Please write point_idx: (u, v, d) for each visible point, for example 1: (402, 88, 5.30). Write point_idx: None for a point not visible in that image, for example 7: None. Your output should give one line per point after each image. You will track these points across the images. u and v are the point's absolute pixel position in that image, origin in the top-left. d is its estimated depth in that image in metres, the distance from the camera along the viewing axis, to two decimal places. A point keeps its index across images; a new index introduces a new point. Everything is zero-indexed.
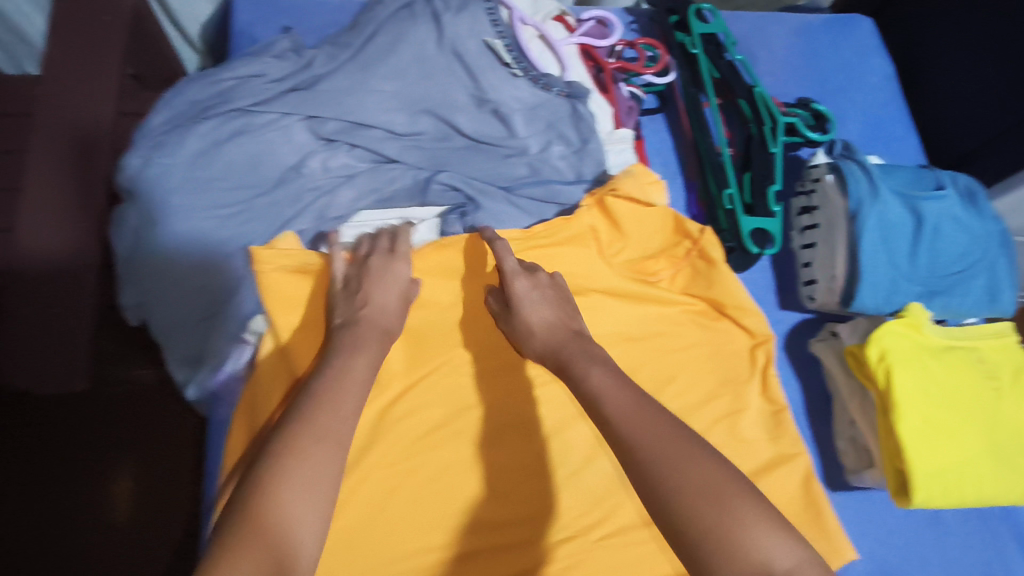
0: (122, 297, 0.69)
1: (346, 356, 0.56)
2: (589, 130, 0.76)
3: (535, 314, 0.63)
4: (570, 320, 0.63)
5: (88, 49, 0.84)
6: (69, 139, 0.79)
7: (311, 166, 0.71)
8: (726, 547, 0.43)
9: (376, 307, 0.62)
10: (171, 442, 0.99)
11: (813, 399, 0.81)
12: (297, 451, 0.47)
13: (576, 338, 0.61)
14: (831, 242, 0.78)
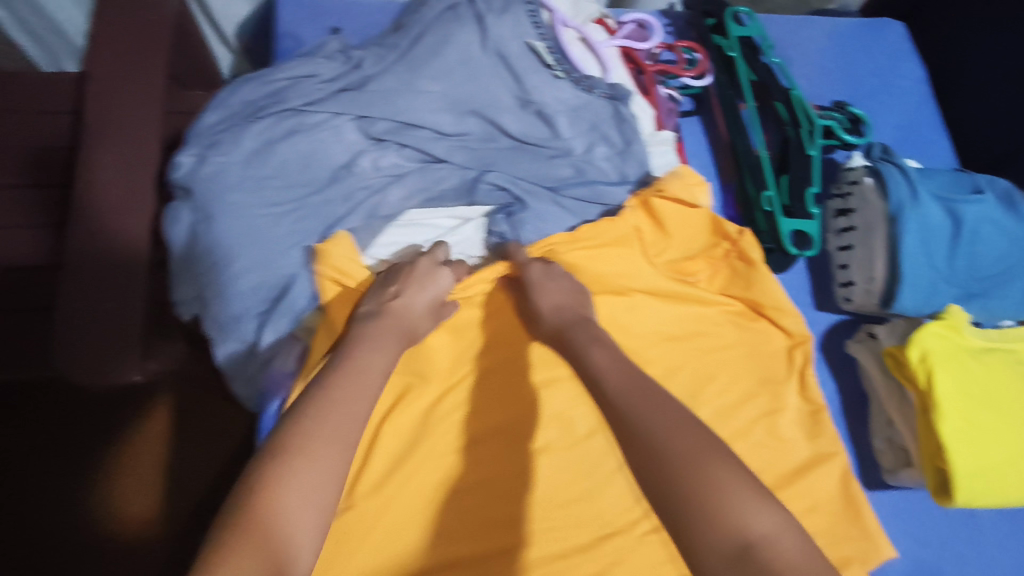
0: (177, 292, 0.71)
1: (366, 351, 0.58)
2: (633, 132, 0.77)
3: (545, 299, 0.68)
4: (581, 306, 0.68)
5: (134, 48, 0.86)
6: (121, 138, 0.81)
7: (362, 165, 0.73)
8: (703, 514, 0.47)
9: (408, 301, 0.64)
10: (186, 443, 1.04)
11: (849, 399, 0.82)
12: (306, 446, 0.49)
13: (583, 322, 0.66)
14: (869, 244, 0.79)
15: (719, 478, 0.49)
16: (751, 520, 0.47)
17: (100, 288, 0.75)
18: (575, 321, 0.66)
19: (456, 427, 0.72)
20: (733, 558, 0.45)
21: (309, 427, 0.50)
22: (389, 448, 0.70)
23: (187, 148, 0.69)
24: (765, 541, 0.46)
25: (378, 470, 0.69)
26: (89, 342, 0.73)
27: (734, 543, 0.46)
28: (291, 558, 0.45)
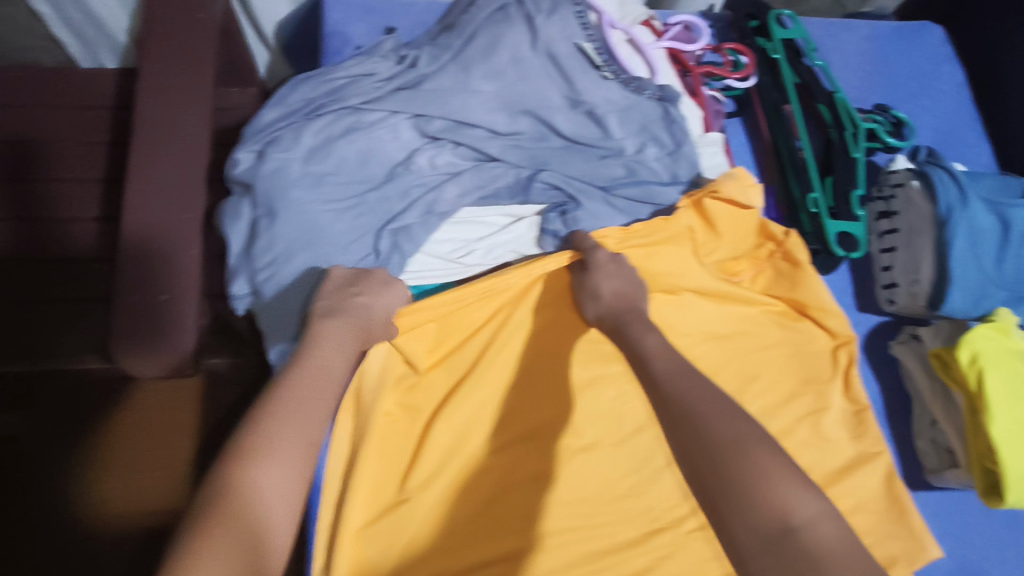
0: (234, 287, 0.70)
1: (324, 351, 0.61)
2: (683, 133, 0.77)
3: (607, 282, 0.71)
4: (637, 294, 0.71)
5: (181, 40, 0.85)
6: (169, 133, 0.80)
7: (418, 162, 0.74)
8: (745, 494, 0.48)
9: (368, 303, 0.66)
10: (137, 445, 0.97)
11: (892, 399, 0.83)
12: (270, 445, 0.52)
13: (636, 312, 0.69)
14: (914, 247, 0.81)
15: (762, 464, 0.50)
16: (795, 506, 0.48)
17: (154, 281, 0.74)
18: (633, 307, 0.69)
19: (506, 423, 0.73)
20: (774, 541, 0.46)
21: (269, 427, 0.53)
22: (441, 444, 0.71)
23: (246, 145, 0.70)
24: (808, 527, 0.47)
25: (430, 465, 0.70)
26: (149, 333, 0.74)
27: (775, 527, 0.47)
28: (264, 549, 0.48)
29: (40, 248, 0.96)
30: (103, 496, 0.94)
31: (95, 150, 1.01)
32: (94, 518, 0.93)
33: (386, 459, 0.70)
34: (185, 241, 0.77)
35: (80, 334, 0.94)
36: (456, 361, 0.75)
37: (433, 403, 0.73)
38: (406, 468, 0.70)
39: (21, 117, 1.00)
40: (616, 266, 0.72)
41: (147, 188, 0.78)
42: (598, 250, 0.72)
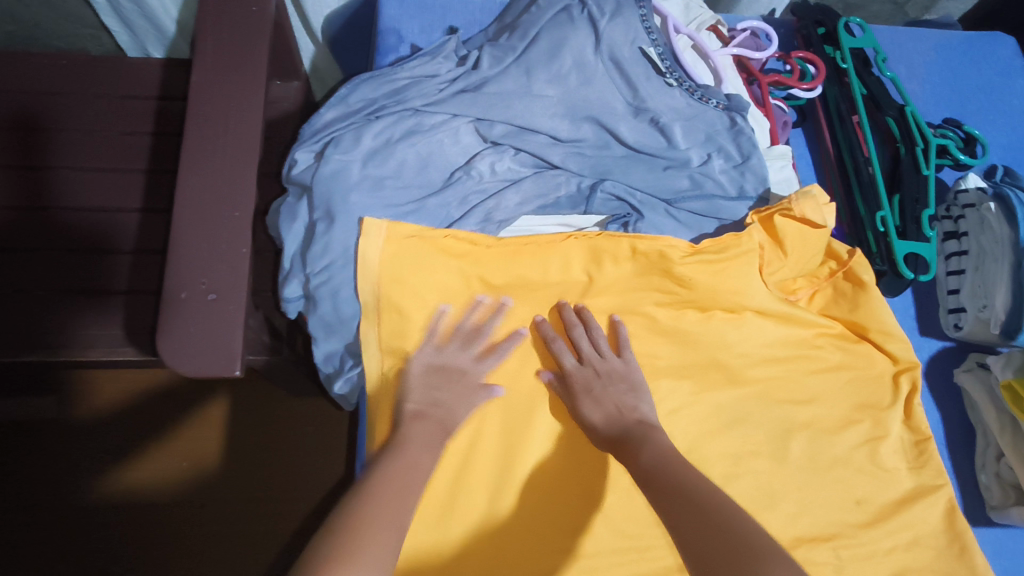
0: (285, 290, 0.68)
1: (417, 448, 0.60)
2: (751, 145, 0.74)
3: (596, 409, 0.67)
4: (627, 410, 0.66)
5: (231, 28, 0.81)
6: (217, 125, 0.77)
7: (479, 168, 0.72)
8: None
9: (449, 410, 0.65)
10: (165, 439, 1.09)
11: (952, 428, 0.80)
12: (367, 535, 0.50)
13: (637, 424, 0.64)
14: (985, 270, 0.78)
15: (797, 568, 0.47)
16: None
17: (202, 280, 0.72)
18: (639, 422, 0.65)
19: (555, 445, 0.70)
20: None
21: (362, 519, 0.51)
22: (485, 452, 0.69)
23: (305, 146, 0.68)
24: None
25: (482, 474, 0.68)
26: (195, 335, 0.70)
27: None
28: None
29: (88, 239, 0.94)
30: (107, 482, 1.06)
31: (138, 140, 1.01)
32: (96, 499, 1.05)
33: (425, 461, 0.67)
34: (224, 236, 0.74)
35: (121, 323, 0.90)
36: (500, 381, 0.70)
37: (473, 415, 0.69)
38: (455, 475, 0.68)
39: (69, 103, 1.01)
40: (608, 382, 0.68)
41: (198, 184, 0.75)
42: (572, 385, 0.69)
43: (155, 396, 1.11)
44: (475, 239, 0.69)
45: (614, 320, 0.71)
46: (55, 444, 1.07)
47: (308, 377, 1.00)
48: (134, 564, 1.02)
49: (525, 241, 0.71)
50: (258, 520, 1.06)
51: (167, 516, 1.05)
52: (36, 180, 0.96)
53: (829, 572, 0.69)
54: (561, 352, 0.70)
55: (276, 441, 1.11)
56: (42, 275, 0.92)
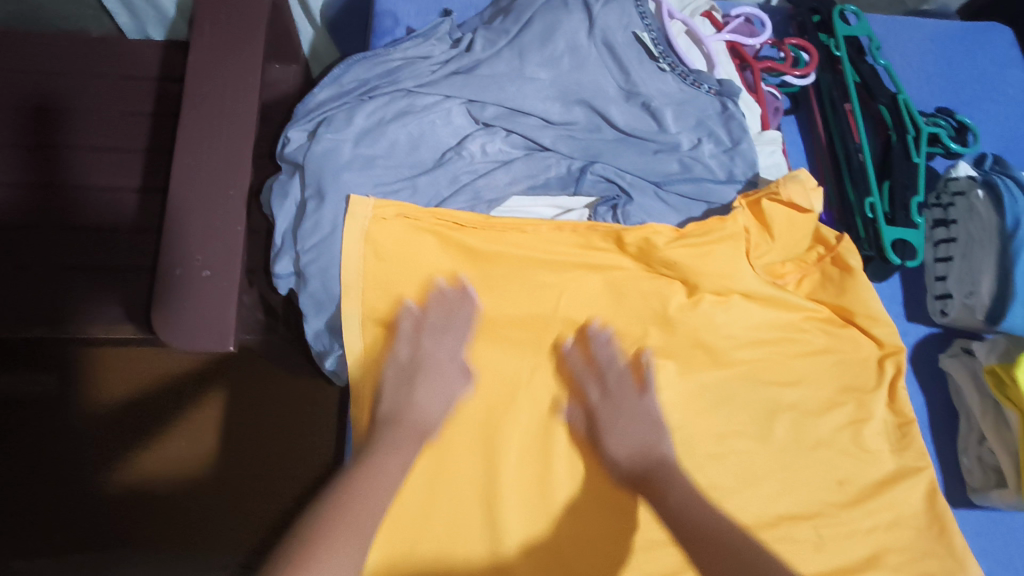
0: (275, 266, 0.69)
1: (384, 455, 0.63)
2: (741, 130, 0.74)
3: (620, 444, 0.70)
4: (654, 445, 0.70)
5: (229, 9, 0.82)
6: (213, 105, 0.78)
7: (470, 148, 0.72)
8: None
9: (422, 408, 0.68)
10: (158, 413, 1.10)
11: (937, 412, 0.81)
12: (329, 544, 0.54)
13: (662, 460, 0.68)
14: (973, 257, 0.78)
15: None
16: None
17: (197, 257, 0.74)
18: (659, 459, 0.68)
19: (542, 417, 0.73)
20: None
21: (318, 541, 0.54)
22: (487, 494, 0.69)
23: (298, 125, 0.70)
24: None
25: (480, 518, 0.68)
26: (192, 311, 0.72)
27: None
28: None
29: (87, 218, 0.96)
30: (104, 456, 1.08)
31: (138, 120, 1.02)
32: (94, 473, 1.07)
33: (433, 503, 0.68)
34: (220, 214, 0.75)
35: (121, 301, 0.92)
36: (505, 415, 0.72)
37: (478, 454, 0.71)
38: (454, 517, 0.68)
39: (68, 83, 1.01)
40: (630, 415, 0.72)
41: (195, 163, 0.76)
42: (598, 415, 0.72)
43: (148, 368, 1.12)
44: (458, 221, 0.70)
45: (642, 355, 0.73)
46: (58, 422, 1.09)
47: (305, 358, 1.01)
48: (138, 539, 1.05)
49: (511, 226, 0.71)
50: (258, 497, 1.08)
51: (169, 495, 1.07)
52: (39, 159, 0.98)
53: (809, 550, 0.72)
54: (584, 385, 0.73)
55: (274, 420, 1.11)
56: (47, 252, 0.94)
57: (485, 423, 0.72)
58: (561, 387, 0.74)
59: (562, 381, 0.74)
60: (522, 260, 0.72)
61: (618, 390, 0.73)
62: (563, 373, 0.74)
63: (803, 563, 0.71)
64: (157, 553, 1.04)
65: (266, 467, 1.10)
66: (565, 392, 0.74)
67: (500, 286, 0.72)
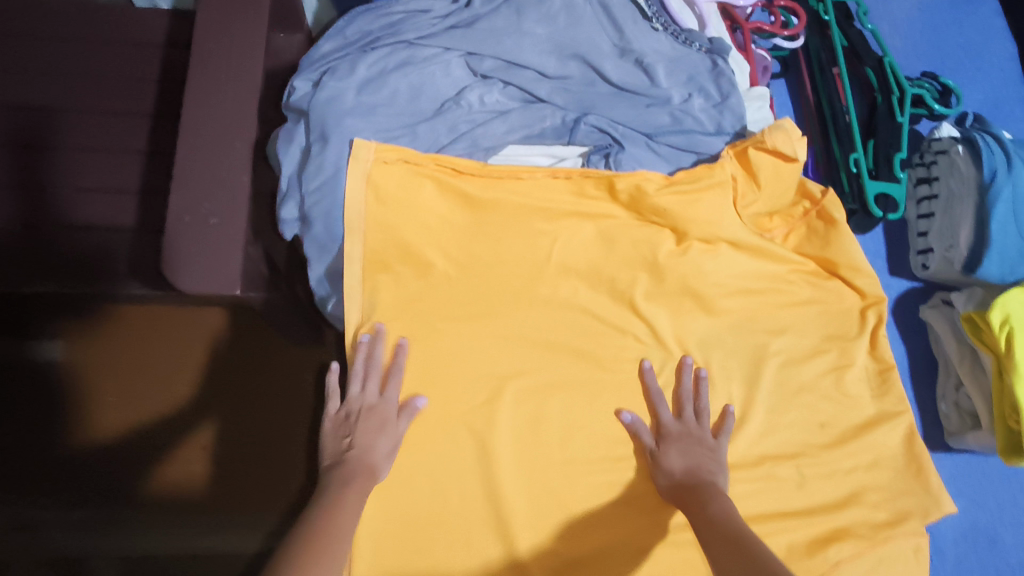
0: (282, 211, 0.72)
1: (342, 487, 0.65)
2: (730, 85, 0.77)
3: (679, 459, 0.72)
4: (713, 474, 0.70)
5: None
6: (217, 56, 0.80)
7: (469, 99, 0.75)
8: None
9: (363, 448, 0.69)
10: (159, 373, 1.11)
11: (917, 361, 0.85)
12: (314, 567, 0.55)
13: (712, 484, 0.68)
14: (953, 212, 0.81)
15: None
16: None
17: (204, 205, 0.76)
18: (708, 482, 0.69)
19: (536, 361, 0.75)
20: None
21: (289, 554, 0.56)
22: (472, 475, 0.72)
23: (303, 74, 0.72)
24: None
25: (462, 507, 0.71)
26: (200, 255, 0.75)
27: None
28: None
29: (96, 180, 0.98)
30: (108, 417, 1.09)
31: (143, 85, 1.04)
32: (97, 433, 1.09)
33: (417, 487, 0.71)
34: (226, 163, 0.77)
35: (128, 259, 0.96)
36: (493, 417, 0.73)
37: (466, 441, 0.73)
38: (439, 508, 0.71)
39: (77, 50, 1.04)
40: (696, 442, 0.73)
41: (202, 114, 0.79)
42: (665, 430, 0.74)
43: (147, 329, 1.12)
44: (457, 166, 0.73)
45: (726, 408, 0.76)
46: (62, 384, 1.10)
47: (306, 320, 1.03)
48: (142, 498, 1.07)
49: (508, 172, 0.74)
50: (258, 460, 1.09)
51: (171, 456, 1.09)
52: (47, 122, 1.00)
53: (791, 487, 0.75)
54: (661, 404, 0.75)
55: (272, 386, 1.12)
56: (48, 212, 0.96)
57: (459, 425, 0.73)
58: (645, 403, 0.76)
59: (645, 401, 0.77)
60: (519, 206, 0.75)
61: (694, 424, 0.74)
62: (645, 391, 0.77)
63: (785, 498, 0.75)
64: (159, 515, 1.07)
65: (265, 431, 1.10)
66: (647, 409, 0.76)
67: (495, 232, 0.74)
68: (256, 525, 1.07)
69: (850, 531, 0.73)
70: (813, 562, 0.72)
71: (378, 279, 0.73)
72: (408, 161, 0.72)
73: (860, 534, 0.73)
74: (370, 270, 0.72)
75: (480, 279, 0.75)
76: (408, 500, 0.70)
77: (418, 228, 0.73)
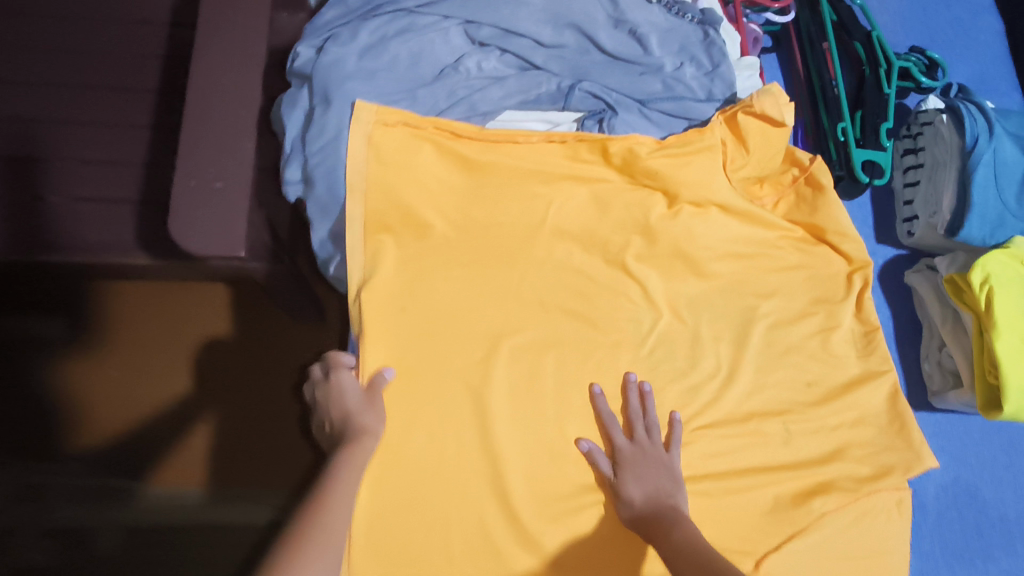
0: (286, 172, 0.74)
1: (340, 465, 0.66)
2: (721, 55, 0.79)
3: (637, 487, 0.71)
4: (670, 494, 0.71)
5: None
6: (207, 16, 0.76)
7: (467, 65, 0.78)
8: None
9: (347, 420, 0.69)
10: (161, 347, 1.12)
11: (903, 325, 0.88)
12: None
13: (673, 508, 0.69)
14: (937, 179, 0.83)
15: None
16: None
17: (210, 170, 0.73)
18: (669, 506, 0.69)
19: (532, 322, 0.77)
20: None
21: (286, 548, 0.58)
22: (470, 430, 0.72)
23: (306, 41, 0.74)
24: None
25: (460, 463, 0.71)
26: (205, 219, 0.71)
27: None
28: None
29: (98, 153, 0.98)
30: (112, 392, 1.11)
31: (141, 54, 1.03)
32: (103, 407, 1.10)
33: (415, 441, 0.71)
34: (232, 127, 0.74)
35: (133, 230, 0.96)
36: (489, 376, 0.74)
37: (461, 398, 0.73)
38: (435, 467, 0.71)
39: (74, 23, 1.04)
40: (652, 463, 0.73)
41: (205, 85, 0.75)
42: (620, 456, 0.73)
43: (149, 305, 1.13)
44: (456, 130, 0.76)
45: (671, 417, 0.75)
46: (67, 360, 1.11)
47: (305, 295, 1.03)
48: (147, 472, 1.09)
49: (505, 136, 0.77)
50: (259, 436, 1.11)
51: (174, 432, 1.10)
52: (45, 95, 1.00)
53: (778, 443, 0.77)
54: (613, 428, 0.74)
55: (274, 363, 1.13)
56: (56, 182, 0.96)
57: (456, 382, 0.74)
58: (596, 429, 0.75)
59: (594, 426, 0.76)
60: (515, 169, 0.77)
61: (643, 442, 0.74)
62: (593, 417, 0.76)
63: (772, 453, 0.77)
64: (161, 486, 1.09)
65: (268, 403, 1.12)
66: (597, 434, 0.75)
67: (493, 195, 0.77)
68: (256, 498, 1.09)
69: (834, 485, 0.76)
70: (797, 513, 0.74)
71: (380, 240, 0.75)
72: (408, 123, 0.74)
73: (844, 487, 0.76)
74: (371, 231, 0.74)
75: (477, 242, 0.77)
76: (404, 453, 0.71)
77: (418, 191, 0.75)
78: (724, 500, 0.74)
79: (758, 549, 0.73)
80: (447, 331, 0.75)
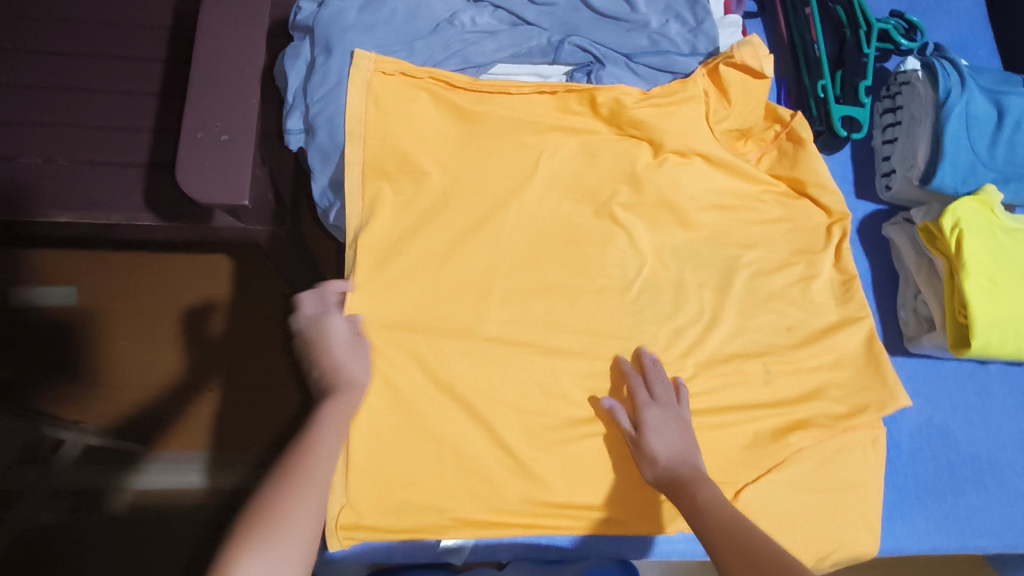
0: (286, 122, 0.77)
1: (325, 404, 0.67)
2: (704, 12, 0.85)
3: (663, 440, 0.71)
4: (694, 452, 0.71)
5: None
6: None
7: (461, 20, 0.81)
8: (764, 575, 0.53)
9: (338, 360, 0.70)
10: (163, 313, 1.15)
11: (880, 275, 0.91)
12: (289, 510, 0.56)
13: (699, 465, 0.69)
14: (913, 134, 0.86)
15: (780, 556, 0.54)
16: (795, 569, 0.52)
17: (216, 121, 0.73)
18: (693, 462, 0.69)
19: (524, 267, 0.80)
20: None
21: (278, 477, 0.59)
22: (463, 366, 0.75)
23: None
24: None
25: (454, 397, 0.75)
26: (208, 166, 0.71)
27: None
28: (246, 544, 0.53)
29: (99, 117, 0.97)
30: (118, 356, 1.13)
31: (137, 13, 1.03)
32: (110, 371, 1.13)
33: (411, 374, 0.74)
34: (239, 78, 0.75)
35: (141, 190, 0.94)
36: (482, 316, 0.77)
37: (456, 337, 0.76)
38: (432, 398, 0.74)
39: None
40: (676, 421, 0.73)
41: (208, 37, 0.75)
42: (647, 413, 0.73)
43: (153, 269, 1.15)
44: (451, 80, 0.80)
45: (677, 382, 0.77)
46: (73, 324, 1.13)
47: (304, 259, 1.05)
48: (152, 435, 1.12)
49: (499, 86, 0.81)
50: (264, 402, 1.14)
51: (178, 397, 1.13)
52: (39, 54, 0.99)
53: (758, 383, 0.81)
54: (636, 386, 0.76)
55: (278, 329, 1.16)
56: (65, 144, 0.94)
57: (450, 321, 0.77)
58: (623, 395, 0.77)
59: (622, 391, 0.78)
60: (508, 121, 0.81)
61: (670, 402, 0.74)
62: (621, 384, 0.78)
63: (754, 392, 0.80)
64: (168, 453, 1.11)
65: (270, 365, 1.15)
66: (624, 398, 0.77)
67: (486, 145, 0.81)
68: (260, 468, 1.11)
69: (812, 422, 0.79)
70: (776, 447, 0.78)
71: (379, 186, 0.78)
72: (406, 73, 0.78)
73: (821, 424, 0.79)
74: (371, 177, 0.78)
75: (471, 189, 0.80)
76: (401, 387, 0.74)
77: (415, 139, 0.79)
78: (708, 436, 0.77)
79: (738, 481, 0.76)
80: (444, 272, 0.77)
